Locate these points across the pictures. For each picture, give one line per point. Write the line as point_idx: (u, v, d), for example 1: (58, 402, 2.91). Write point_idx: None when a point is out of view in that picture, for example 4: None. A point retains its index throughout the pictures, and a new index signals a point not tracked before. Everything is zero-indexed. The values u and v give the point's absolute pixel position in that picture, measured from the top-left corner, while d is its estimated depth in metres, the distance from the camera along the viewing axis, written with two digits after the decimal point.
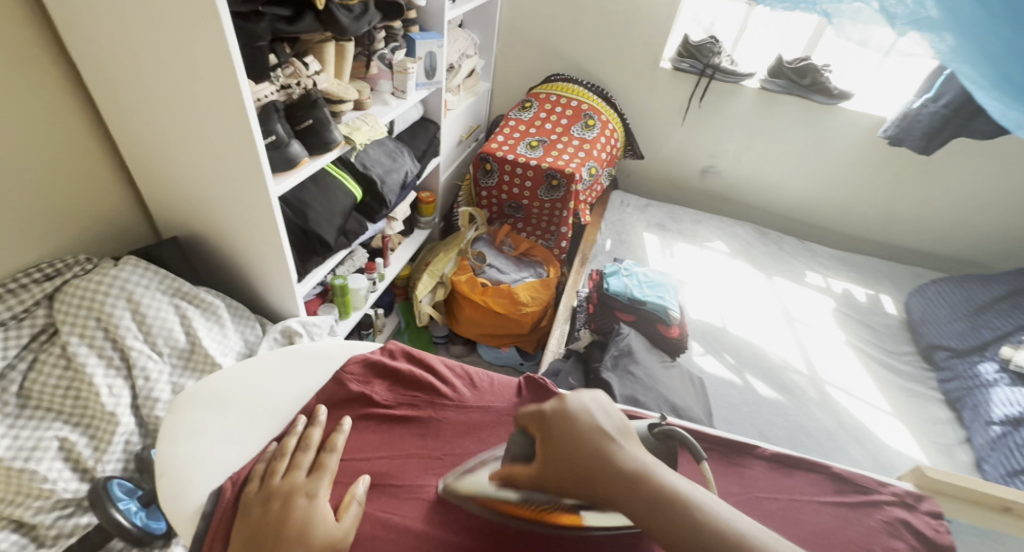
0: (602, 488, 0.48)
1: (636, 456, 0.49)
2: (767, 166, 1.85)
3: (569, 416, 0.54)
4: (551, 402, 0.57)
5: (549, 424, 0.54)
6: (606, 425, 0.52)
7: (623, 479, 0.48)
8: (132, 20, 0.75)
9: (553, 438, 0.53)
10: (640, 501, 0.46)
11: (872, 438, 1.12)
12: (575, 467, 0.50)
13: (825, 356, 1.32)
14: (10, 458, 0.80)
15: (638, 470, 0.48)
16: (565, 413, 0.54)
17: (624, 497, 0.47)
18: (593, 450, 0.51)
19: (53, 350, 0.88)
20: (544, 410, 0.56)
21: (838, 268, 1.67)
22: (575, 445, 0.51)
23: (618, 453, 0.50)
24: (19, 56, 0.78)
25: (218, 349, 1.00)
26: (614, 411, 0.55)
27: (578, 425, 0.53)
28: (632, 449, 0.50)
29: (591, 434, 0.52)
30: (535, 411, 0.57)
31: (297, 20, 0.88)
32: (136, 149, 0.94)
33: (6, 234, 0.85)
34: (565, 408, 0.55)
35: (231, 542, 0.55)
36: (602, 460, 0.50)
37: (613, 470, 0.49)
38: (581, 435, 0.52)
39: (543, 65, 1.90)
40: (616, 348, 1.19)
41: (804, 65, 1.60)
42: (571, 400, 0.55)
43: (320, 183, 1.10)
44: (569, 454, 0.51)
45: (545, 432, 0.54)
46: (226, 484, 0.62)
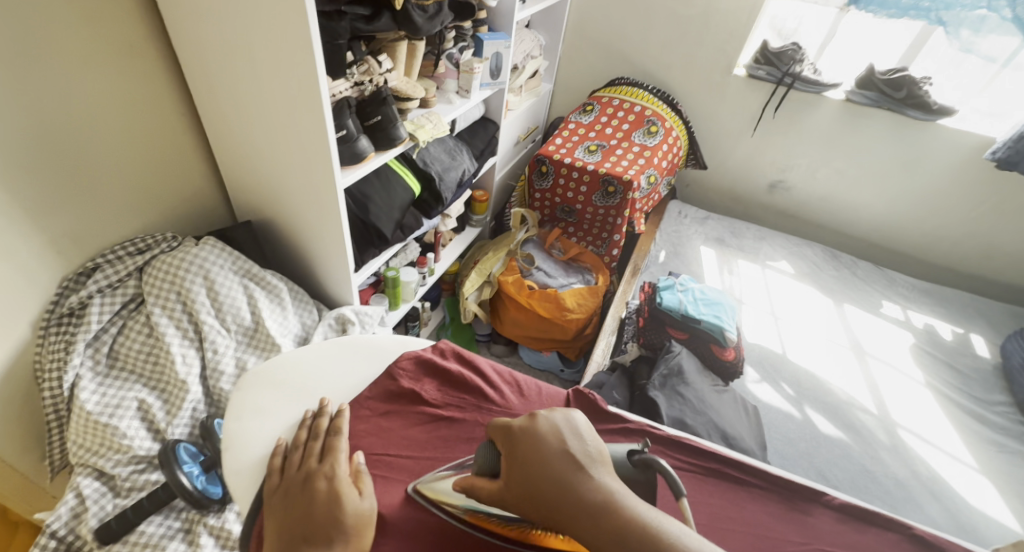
0: (564, 514, 0.45)
1: (606, 484, 0.46)
2: (844, 185, 1.75)
3: (537, 436, 0.50)
4: (524, 419, 0.53)
5: (517, 441, 0.51)
6: (577, 448, 0.48)
7: (588, 508, 0.44)
8: (226, 15, 0.79)
9: (520, 457, 0.49)
10: (604, 532, 0.43)
11: (951, 493, 1.04)
12: (537, 488, 0.47)
13: (898, 395, 1.23)
14: (97, 412, 0.87)
15: (606, 498, 0.44)
16: (535, 432, 0.51)
17: (588, 526, 0.43)
18: (560, 473, 0.47)
19: (139, 318, 0.95)
20: (514, 427, 0.52)
21: (919, 300, 1.55)
22: (541, 466, 0.48)
23: (585, 478, 0.46)
24: (129, 46, 0.84)
25: (278, 330, 1.04)
26: (588, 433, 0.50)
27: (548, 445, 0.49)
28: (604, 476, 0.47)
29: (560, 457, 0.48)
30: (507, 426, 0.53)
31: (375, 19, 0.91)
32: (220, 137, 1.00)
33: (105, 209, 0.92)
34: (534, 427, 0.51)
35: (270, 526, 0.57)
36: (567, 484, 0.46)
37: (578, 497, 0.45)
38: (549, 456, 0.48)
39: (608, 68, 1.87)
40: (665, 367, 1.15)
41: (899, 77, 1.48)
42: (542, 420, 0.51)
43: (382, 178, 1.13)
44: (534, 474, 0.48)
45: (512, 452, 0.50)
46: (271, 472, 0.64)
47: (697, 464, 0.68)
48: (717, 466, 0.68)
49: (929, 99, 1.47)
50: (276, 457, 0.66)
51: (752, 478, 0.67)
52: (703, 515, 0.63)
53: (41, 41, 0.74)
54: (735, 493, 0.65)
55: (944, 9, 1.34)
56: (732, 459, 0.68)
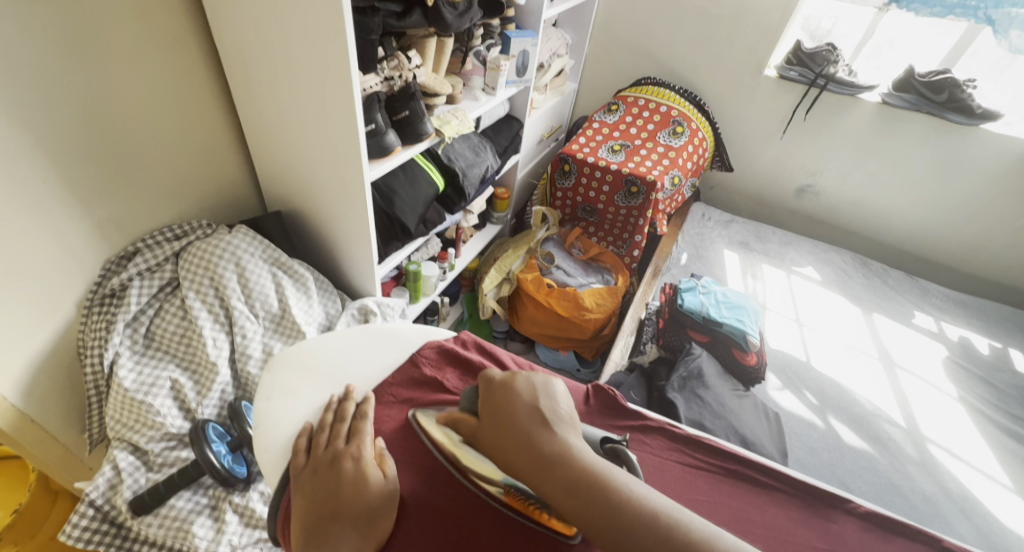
0: (520, 461, 0.48)
1: (567, 439, 0.49)
2: (876, 191, 1.71)
3: (511, 390, 0.53)
4: (505, 373, 0.56)
5: (493, 391, 0.55)
6: (547, 407, 0.52)
7: (543, 457, 0.47)
8: (266, 11, 0.82)
9: (493, 406, 0.53)
10: (554, 479, 0.46)
11: (982, 511, 1.01)
12: (502, 436, 0.51)
13: (927, 408, 1.20)
14: (134, 390, 0.91)
15: (561, 450, 0.47)
16: (511, 385, 0.54)
17: (539, 473, 0.47)
18: (524, 425, 0.50)
19: (175, 301, 0.99)
20: (494, 379, 0.56)
21: (953, 311, 1.52)
22: (508, 416, 0.51)
23: (548, 432, 0.49)
24: (176, 42, 0.88)
25: (304, 317, 1.07)
26: (562, 397, 0.53)
27: (520, 399, 0.52)
28: (568, 433, 0.50)
29: (528, 410, 0.51)
30: (490, 377, 0.57)
31: (407, 16, 0.93)
32: (255, 130, 1.03)
33: (149, 195, 0.96)
34: (511, 383, 0.54)
35: (298, 503, 0.60)
36: (529, 434, 0.49)
37: (536, 446, 0.48)
38: (518, 409, 0.52)
39: (635, 68, 1.86)
40: (685, 368, 1.15)
41: (940, 80, 1.45)
42: (521, 378, 0.55)
43: (408, 172, 1.16)
44: (501, 422, 0.51)
45: (488, 399, 0.54)
46: (300, 451, 0.66)
47: (716, 464, 0.68)
48: (737, 468, 0.68)
49: (971, 103, 1.44)
50: (303, 437, 0.68)
51: (773, 481, 0.66)
52: (721, 516, 0.63)
53: (94, 32, 0.78)
54: (757, 496, 0.65)
55: (993, 6, 1.41)
56: (752, 461, 0.68)
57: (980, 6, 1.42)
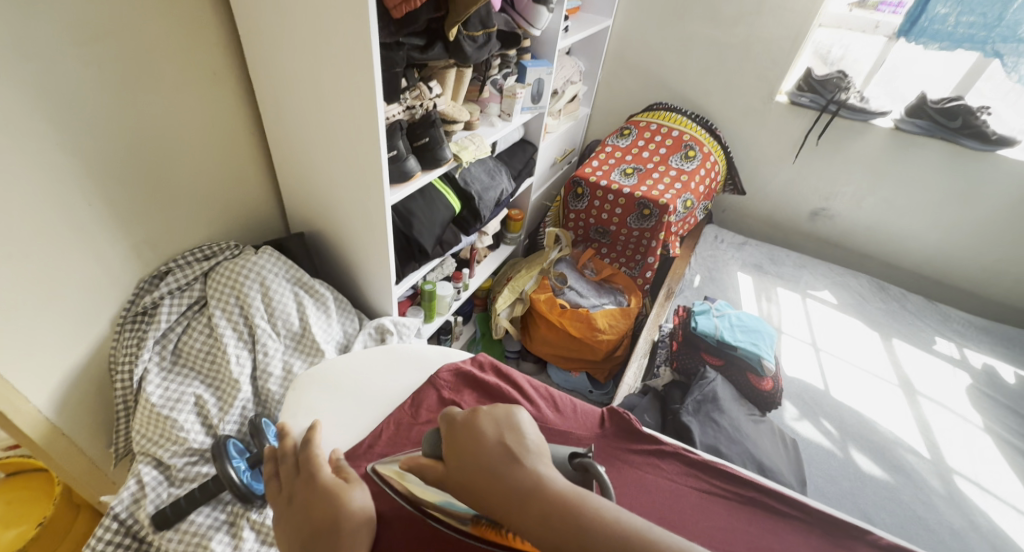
0: (492, 503, 0.47)
1: (536, 471, 0.47)
2: (892, 215, 1.71)
3: (475, 427, 0.51)
4: (467, 411, 0.54)
5: (455, 432, 0.52)
6: (514, 441, 0.49)
7: (515, 494, 0.46)
8: (298, 47, 0.87)
9: (459, 449, 0.51)
10: (529, 516, 0.45)
11: (1012, 546, 0.99)
12: (471, 474, 0.49)
13: (952, 438, 1.19)
14: (160, 405, 0.94)
15: (532, 482, 0.46)
16: (474, 424, 0.52)
17: (512, 512, 0.46)
18: (489, 461, 0.49)
19: (202, 319, 1.02)
20: (456, 419, 0.54)
21: (976, 338, 1.50)
22: (475, 455, 0.50)
23: (519, 468, 0.47)
24: (214, 75, 0.94)
25: (323, 336, 1.09)
26: (529, 429, 0.51)
27: (485, 438, 0.50)
28: (538, 464, 0.48)
29: (495, 448, 0.49)
30: (452, 417, 0.54)
31: (429, 49, 0.98)
32: (283, 155, 1.07)
33: (183, 218, 1.00)
34: (474, 420, 0.52)
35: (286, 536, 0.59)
36: (499, 473, 0.48)
37: (507, 485, 0.47)
38: (485, 449, 0.49)
39: (647, 95, 1.90)
40: (699, 392, 1.14)
41: (953, 106, 1.46)
42: (485, 416, 0.52)
43: (426, 195, 1.19)
44: (469, 464, 0.50)
45: (453, 444, 0.52)
46: (270, 490, 0.67)
47: (733, 491, 0.68)
48: (755, 495, 0.68)
49: (987, 129, 1.44)
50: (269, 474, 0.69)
51: (790, 508, 0.67)
52: (738, 543, 0.63)
53: (139, 68, 0.84)
54: (777, 523, 0.65)
55: (1001, 41, 1.31)
56: (771, 488, 0.68)
57: (989, 38, 1.32)
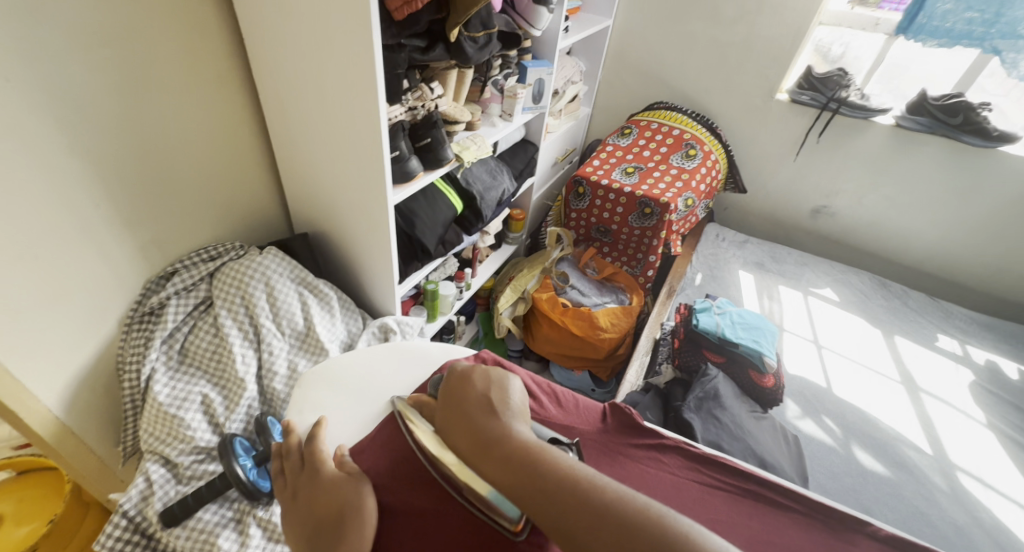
0: (467, 445, 0.54)
1: (510, 423, 0.54)
2: (894, 213, 1.71)
3: (467, 380, 0.59)
4: (464, 364, 0.62)
5: (452, 380, 0.60)
6: (497, 395, 0.56)
7: (486, 440, 0.52)
8: (302, 50, 0.88)
9: (450, 397, 0.59)
10: (493, 458, 0.51)
11: (1015, 542, 0.99)
12: (454, 419, 0.57)
13: (955, 434, 1.19)
14: (167, 404, 0.95)
15: (502, 431, 0.53)
16: (468, 378, 0.60)
17: (479, 453, 0.52)
18: (472, 411, 0.56)
19: (208, 319, 1.03)
20: (455, 369, 0.62)
21: (979, 335, 1.50)
22: (462, 403, 0.57)
23: (493, 419, 0.54)
24: (219, 78, 0.95)
25: (327, 335, 1.10)
26: (513, 389, 0.58)
27: (473, 388, 0.58)
28: (513, 420, 0.54)
29: (478, 399, 0.56)
30: (452, 369, 0.63)
31: (430, 50, 0.98)
32: (286, 156, 1.08)
33: (188, 220, 1.02)
34: (468, 374, 0.60)
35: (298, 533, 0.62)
36: (474, 418, 0.55)
37: (479, 431, 0.53)
38: (470, 398, 0.57)
39: (648, 94, 1.91)
40: (701, 389, 1.15)
41: (954, 103, 1.46)
42: (479, 372, 0.60)
43: (428, 196, 1.20)
44: (455, 410, 0.57)
45: (446, 391, 0.60)
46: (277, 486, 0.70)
47: (734, 485, 0.69)
48: (756, 488, 0.69)
49: (988, 126, 1.43)
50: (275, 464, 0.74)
51: (791, 502, 0.67)
52: (740, 537, 0.64)
53: (146, 71, 0.85)
54: (778, 516, 0.66)
55: (1000, 37, 1.32)
56: (771, 482, 0.69)
57: (989, 35, 1.32)
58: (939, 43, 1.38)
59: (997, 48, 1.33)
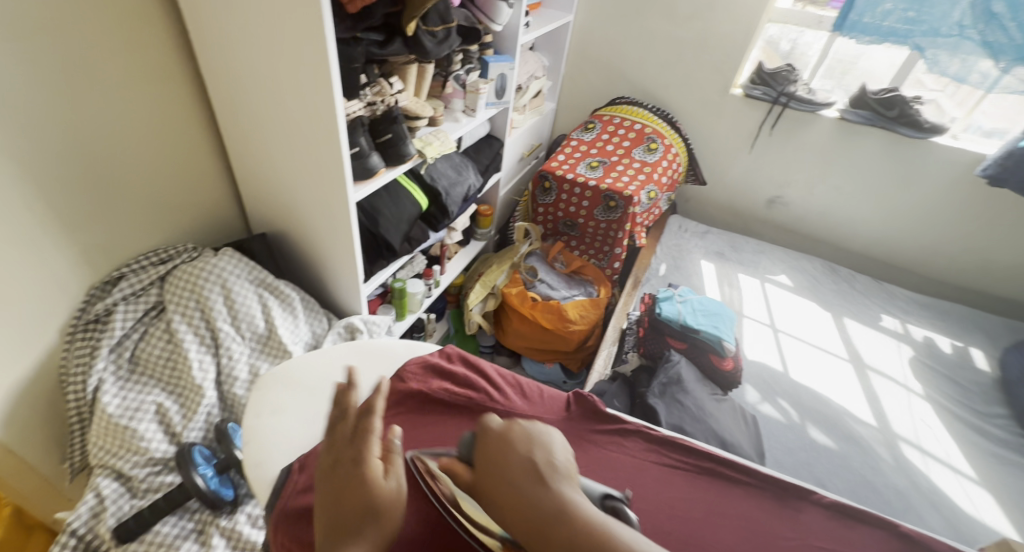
0: (517, 524, 0.43)
1: (565, 493, 0.43)
2: (842, 201, 1.79)
3: (506, 439, 0.49)
4: (501, 421, 0.51)
5: (488, 442, 0.49)
6: (542, 458, 0.46)
7: (537, 518, 0.42)
8: (250, 43, 0.86)
9: (491, 464, 0.48)
10: (553, 539, 0.41)
11: (952, 505, 1.06)
12: (496, 490, 0.46)
13: (897, 407, 1.26)
14: (118, 415, 0.91)
15: (558, 503, 0.42)
16: (507, 436, 0.49)
17: (534, 536, 0.42)
18: (519, 479, 0.45)
19: (160, 325, 0.99)
20: (491, 428, 0.51)
21: (919, 314, 1.59)
22: (502, 471, 0.46)
23: (543, 488, 0.44)
24: (162, 74, 0.91)
25: (290, 337, 1.08)
26: (560, 448, 0.48)
27: (519, 455, 0.47)
28: (566, 487, 0.44)
29: (521, 464, 0.46)
30: (485, 425, 0.51)
31: (388, 45, 0.97)
32: (241, 154, 1.05)
33: (134, 223, 0.98)
34: (506, 432, 0.50)
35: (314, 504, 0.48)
36: (523, 490, 0.44)
37: (530, 504, 0.43)
38: (513, 464, 0.46)
39: (609, 89, 1.94)
40: (665, 375, 1.19)
41: (891, 96, 1.54)
42: (518, 427, 0.50)
43: (392, 192, 1.18)
44: (494, 477, 0.46)
45: (482, 452, 0.49)
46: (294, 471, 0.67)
47: (692, 463, 0.72)
48: (712, 466, 0.71)
49: (920, 118, 1.52)
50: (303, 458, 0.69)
51: (744, 476, 0.70)
52: (698, 512, 0.66)
53: (79, 67, 0.81)
54: (733, 490, 0.69)
55: (922, 35, 1.39)
56: (727, 459, 0.72)
57: (913, 33, 1.39)
58: (867, 39, 1.44)
59: (918, 44, 1.40)
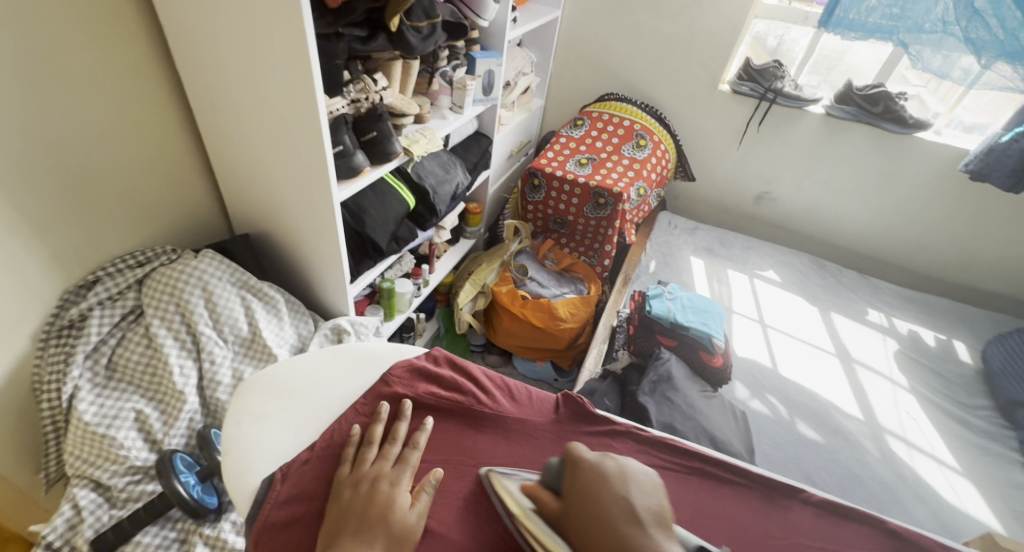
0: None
1: (656, 539, 0.54)
2: (828, 197, 1.80)
3: (604, 476, 0.60)
4: (596, 458, 0.63)
5: (584, 473, 0.61)
6: (639, 502, 0.57)
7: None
8: (228, 40, 0.84)
9: (583, 489, 0.59)
10: None
11: (937, 497, 1.06)
12: (591, 521, 0.56)
13: (883, 401, 1.27)
14: (95, 423, 0.89)
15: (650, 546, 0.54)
16: (604, 473, 0.60)
17: None
18: (613, 516, 0.56)
19: (139, 329, 0.97)
20: (586, 461, 0.63)
21: (905, 308, 1.60)
22: (598, 505, 0.57)
23: (638, 529, 0.55)
24: (136, 70, 0.88)
25: (275, 339, 1.06)
26: (651, 496, 0.59)
27: (611, 486, 0.59)
28: (658, 535, 0.55)
29: (617, 504, 0.57)
30: (579, 455, 0.64)
31: (371, 41, 0.95)
32: (221, 153, 1.03)
33: (110, 225, 0.95)
34: (604, 469, 0.61)
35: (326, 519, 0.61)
36: (618, 527, 0.55)
37: (623, 539, 0.54)
38: (608, 502, 0.57)
39: (597, 85, 1.93)
40: (655, 373, 1.18)
41: (876, 92, 1.54)
42: (611, 465, 0.61)
43: (378, 191, 1.16)
44: (588, 506, 0.58)
45: (577, 480, 0.61)
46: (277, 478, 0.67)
47: (682, 463, 0.71)
48: (701, 465, 0.71)
49: (905, 114, 1.53)
50: (289, 464, 0.68)
51: (735, 476, 0.70)
52: (689, 513, 0.65)
53: (47, 63, 0.78)
54: (722, 489, 0.68)
55: (906, 31, 1.39)
56: (716, 459, 0.71)
57: (897, 29, 1.39)
58: (850, 36, 1.44)
59: (901, 40, 1.40)
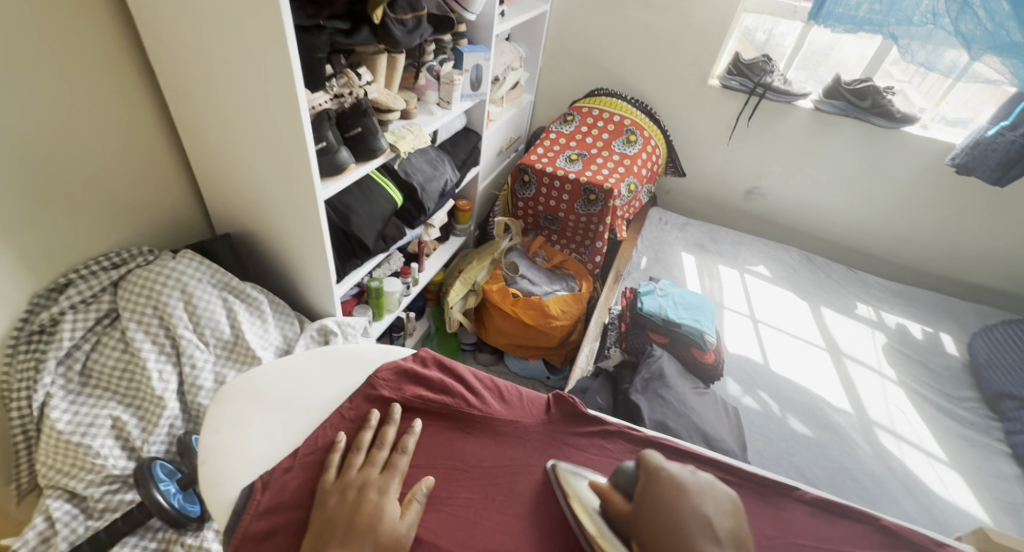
0: None
1: None
2: (818, 191, 1.80)
3: (683, 490, 0.57)
4: (676, 471, 0.59)
5: (662, 482, 0.58)
6: (716, 524, 0.54)
7: None
8: (203, 32, 0.81)
9: (660, 497, 0.57)
10: None
11: (926, 490, 1.06)
12: (664, 532, 0.54)
13: (872, 394, 1.27)
14: (69, 431, 0.86)
15: None
16: (682, 487, 0.57)
17: None
18: (690, 531, 0.54)
19: (115, 333, 0.93)
20: (662, 472, 0.59)
21: (893, 301, 1.60)
22: (673, 518, 0.55)
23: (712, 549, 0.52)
24: (105, 63, 0.85)
25: (259, 341, 1.03)
26: (728, 517, 0.56)
27: (691, 501, 0.56)
28: None
29: (695, 521, 0.54)
30: (655, 466, 0.60)
31: (354, 33, 0.92)
32: (199, 150, 1.00)
33: (82, 225, 0.92)
34: (682, 482, 0.58)
35: (310, 528, 0.59)
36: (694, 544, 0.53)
37: None
38: (684, 516, 0.55)
39: (586, 81, 1.91)
40: (647, 371, 1.17)
41: (863, 87, 1.53)
42: (690, 481, 0.58)
43: (364, 188, 1.13)
44: (660, 517, 0.55)
45: (651, 488, 0.58)
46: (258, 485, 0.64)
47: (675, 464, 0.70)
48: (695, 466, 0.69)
49: (892, 108, 1.52)
50: (271, 472, 0.66)
51: (729, 476, 0.68)
52: None
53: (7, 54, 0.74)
54: None
55: (896, 24, 1.38)
56: (710, 458, 0.70)
57: (886, 22, 1.39)
58: (840, 29, 1.44)
59: (892, 33, 1.40)
